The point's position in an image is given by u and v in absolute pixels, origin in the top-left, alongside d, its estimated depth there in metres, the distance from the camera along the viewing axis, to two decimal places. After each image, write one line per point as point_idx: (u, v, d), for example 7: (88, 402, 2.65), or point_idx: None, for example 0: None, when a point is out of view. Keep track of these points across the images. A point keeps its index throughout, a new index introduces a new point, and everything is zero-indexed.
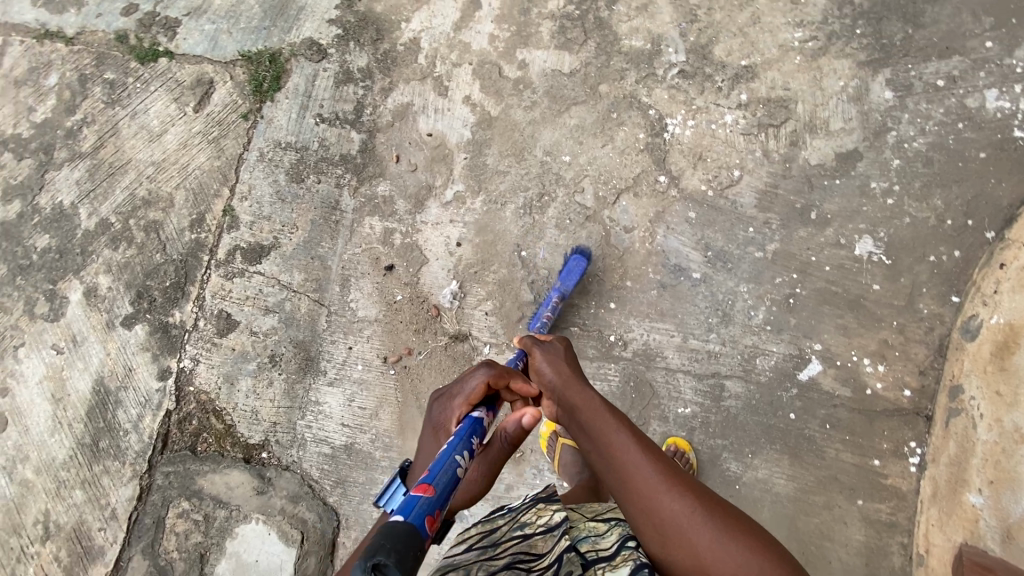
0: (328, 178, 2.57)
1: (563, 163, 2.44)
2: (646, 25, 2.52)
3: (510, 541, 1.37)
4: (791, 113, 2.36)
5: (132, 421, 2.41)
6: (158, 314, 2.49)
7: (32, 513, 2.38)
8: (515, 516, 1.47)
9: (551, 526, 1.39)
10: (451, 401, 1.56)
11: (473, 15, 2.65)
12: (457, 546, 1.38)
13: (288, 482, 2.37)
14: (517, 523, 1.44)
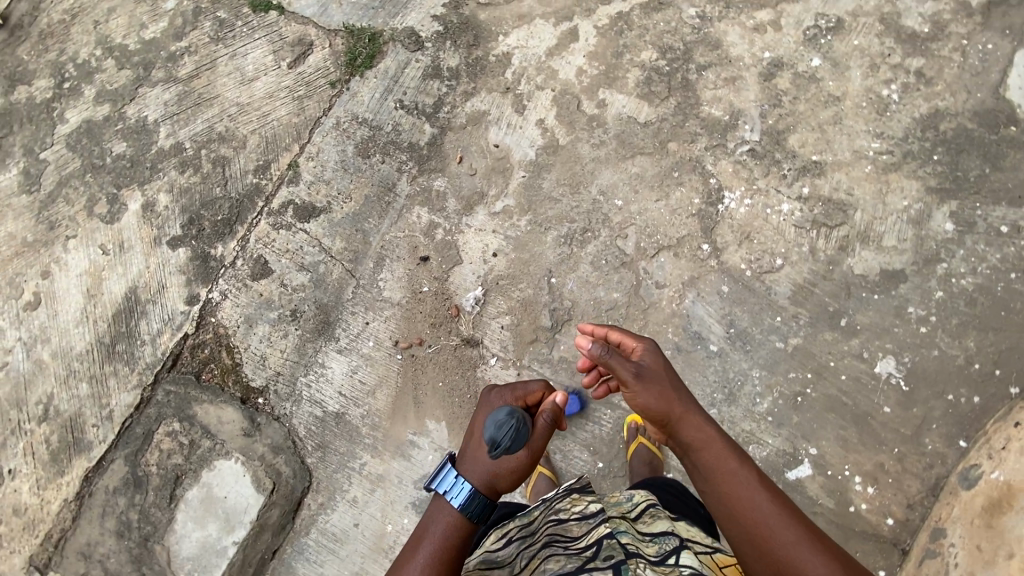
0: (392, 160, 2.68)
1: (614, 206, 2.50)
2: (730, 97, 2.57)
3: (546, 528, 1.39)
4: (847, 218, 2.38)
5: (151, 334, 2.54)
6: (202, 242, 2.61)
7: (39, 392, 2.52)
8: (551, 506, 1.48)
9: (585, 513, 1.36)
10: (510, 391, 1.58)
11: (569, 45, 2.74)
12: (499, 541, 1.48)
13: (274, 432, 2.45)
14: (553, 511, 1.44)
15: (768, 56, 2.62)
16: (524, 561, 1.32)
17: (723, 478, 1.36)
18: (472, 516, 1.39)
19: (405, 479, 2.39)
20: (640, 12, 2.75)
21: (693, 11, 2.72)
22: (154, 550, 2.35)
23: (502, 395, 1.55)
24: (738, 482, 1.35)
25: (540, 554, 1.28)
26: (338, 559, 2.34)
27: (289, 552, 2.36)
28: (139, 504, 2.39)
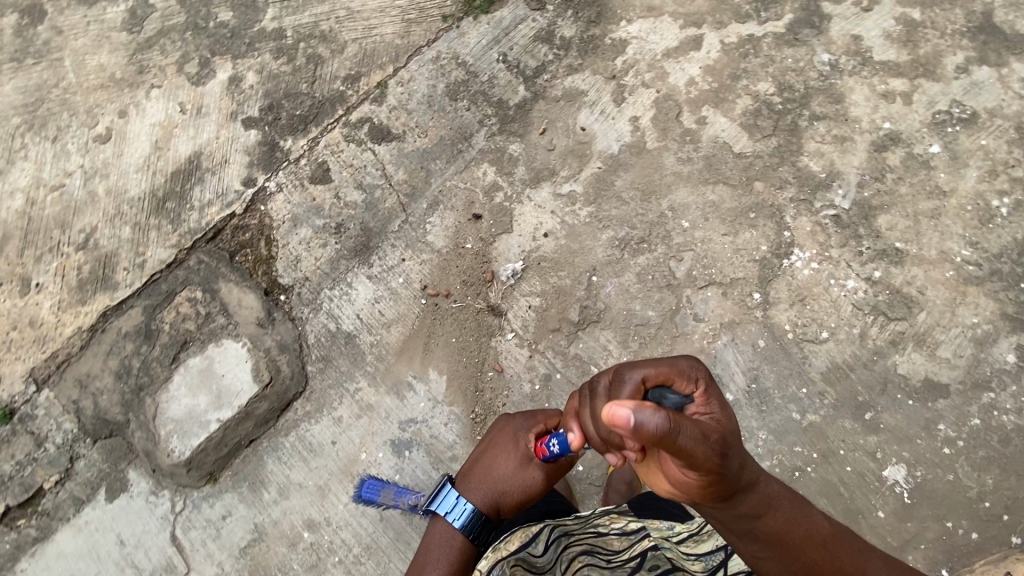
0: (477, 111, 2.64)
1: (679, 226, 2.43)
2: (834, 156, 2.45)
3: (584, 535, 1.43)
4: (910, 315, 2.27)
5: (201, 201, 2.58)
6: (274, 131, 2.63)
7: (85, 221, 2.61)
8: (586, 518, 1.47)
9: (626, 530, 1.44)
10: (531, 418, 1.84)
11: (688, 52, 2.64)
12: (528, 535, 1.36)
13: (285, 332, 2.50)
14: (589, 523, 1.46)
15: (887, 127, 2.48)
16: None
17: (787, 524, 1.27)
18: (472, 532, 1.66)
19: (392, 416, 2.42)
20: (771, 42, 2.63)
21: (826, 58, 2.59)
22: (145, 402, 2.44)
23: (524, 423, 1.82)
24: (797, 518, 1.28)
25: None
26: (306, 468, 2.39)
27: (264, 446, 2.43)
28: (144, 355, 2.47)
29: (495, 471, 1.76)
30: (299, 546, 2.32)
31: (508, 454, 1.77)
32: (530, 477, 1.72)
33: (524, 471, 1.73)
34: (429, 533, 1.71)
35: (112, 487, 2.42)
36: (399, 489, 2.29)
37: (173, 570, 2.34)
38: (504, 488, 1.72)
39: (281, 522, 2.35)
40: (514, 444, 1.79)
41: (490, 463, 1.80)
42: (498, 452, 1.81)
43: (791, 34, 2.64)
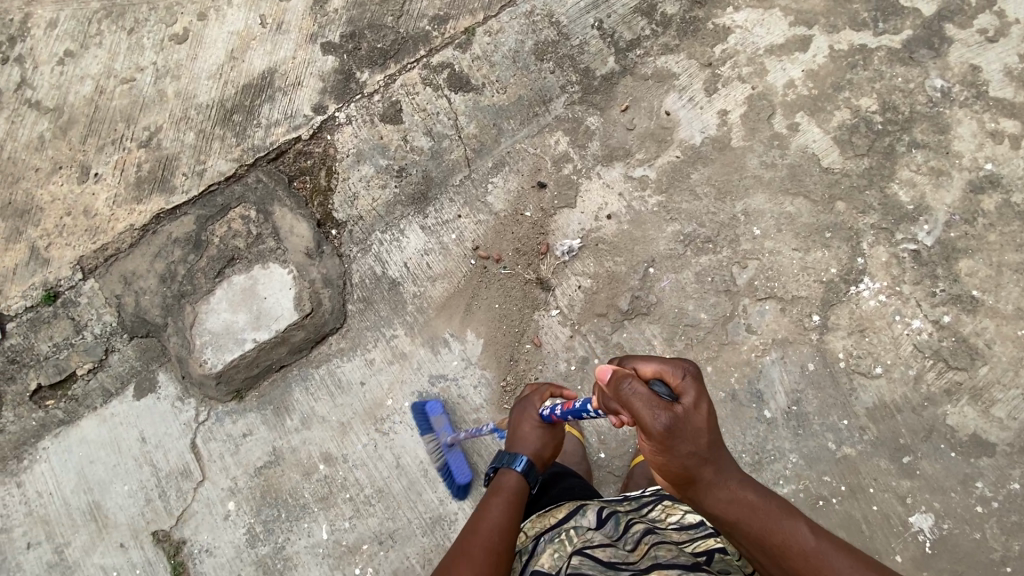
0: (561, 76, 2.54)
1: (748, 232, 2.34)
2: (926, 188, 2.32)
3: (641, 521, 1.54)
4: (971, 367, 2.18)
5: (268, 120, 2.53)
6: (352, 61, 2.56)
7: (150, 119, 2.58)
8: (642, 508, 1.63)
9: (683, 524, 1.55)
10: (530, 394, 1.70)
11: (794, 51, 2.49)
12: (586, 514, 1.53)
13: (331, 266, 2.48)
14: (645, 512, 1.60)
15: (988, 168, 2.34)
16: (630, 543, 1.43)
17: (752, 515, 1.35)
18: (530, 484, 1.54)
19: (423, 368, 2.41)
20: (884, 57, 2.47)
21: (939, 83, 2.43)
22: (185, 309, 2.45)
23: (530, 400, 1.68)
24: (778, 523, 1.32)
25: (648, 540, 1.43)
26: (331, 403, 2.40)
27: (294, 374, 2.44)
28: (190, 263, 2.47)
29: (522, 442, 1.60)
30: (313, 476, 2.36)
31: (528, 426, 1.63)
32: (557, 439, 1.66)
33: (550, 435, 1.64)
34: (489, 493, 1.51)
35: (141, 386, 2.46)
36: (450, 424, 2.33)
37: (189, 475, 2.39)
38: (540, 455, 1.59)
39: (299, 450, 2.38)
40: (529, 416, 1.65)
41: (511, 439, 1.63)
42: (514, 427, 1.65)
43: (907, 51, 2.47)
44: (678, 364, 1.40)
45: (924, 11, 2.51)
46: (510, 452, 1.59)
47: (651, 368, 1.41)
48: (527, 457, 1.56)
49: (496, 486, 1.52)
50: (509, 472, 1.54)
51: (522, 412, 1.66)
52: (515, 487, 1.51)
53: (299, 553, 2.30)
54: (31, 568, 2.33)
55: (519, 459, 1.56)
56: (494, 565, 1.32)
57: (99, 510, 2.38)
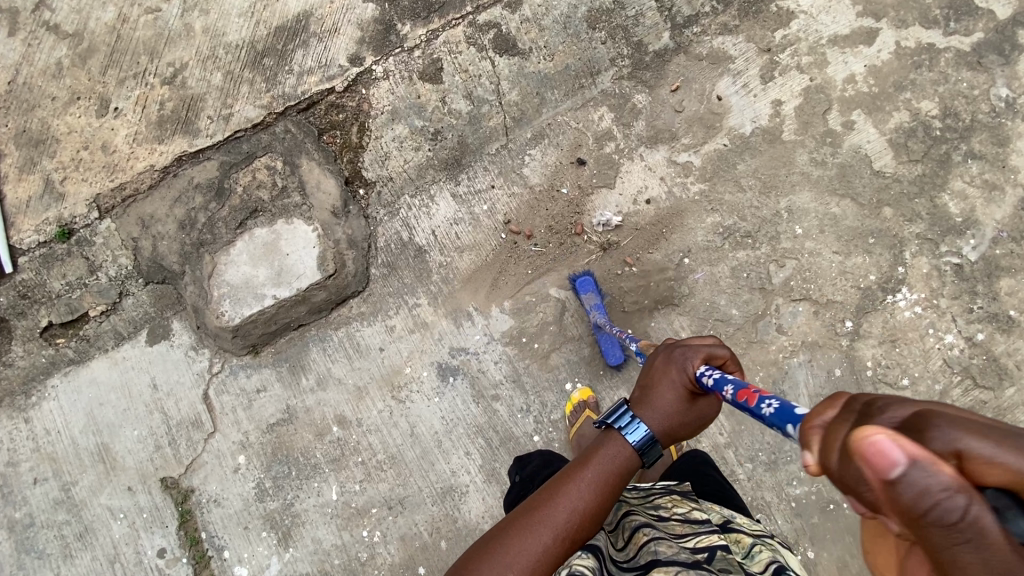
0: (612, 48, 2.41)
1: (790, 230, 2.27)
2: (976, 202, 2.25)
3: (643, 512, 1.50)
4: (998, 387, 2.16)
5: (301, 67, 2.40)
6: (394, 12, 2.41)
7: (175, 55, 2.43)
8: (649, 498, 1.58)
9: (689, 519, 1.45)
10: (685, 354, 1.38)
11: (858, 44, 2.37)
12: None
13: (357, 227, 2.41)
14: (651, 505, 1.54)
15: None
16: (627, 533, 1.42)
17: None
18: (643, 457, 1.37)
19: (444, 340, 2.37)
20: (951, 59, 2.35)
21: (1004, 92, 2.33)
22: (203, 258, 2.37)
23: (687, 359, 1.37)
24: None
25: (645, 531, 1.39)
26: (348, 366, 2.37)
27: (312, 334, 2.40)
28: (211, 211, 2.38)
29: (649, 408, 1.38)
30: (326, 437, 2.34)
31: (669, 392, 1.37)
32: (698, 415, 1.40)
33: (690, 412, 1.39)
34: (579, 463, 1.38)
35: (155, 332, 2.42)
36: (599, 304, 2.25)
37: (200, 427, 2.37)
38: (669, 430, 1.38)
39: (313, 411, 2.35)
40: (677, 379, 1.37)
41: (644, 394, 1.41)
42: (655, 382, 1.41)
43: (975, 55, 2.35)
44: None
45: (999, 14, 2.38)
46: (633, 414, 1.39)
47: (1004, 472, 0.70)
48: (649, 431, 1.36)
49: (598, 448, 1.39)
50: (620, 439, 1.37)
51: (672, 369, 1.38)
52: (613, 466, 1.35)
53: (307, 511, 2.31)
54: (37, 504, 2.33)
55: (639, 428, 1.36)
56: (559, 552, 1.26)
57: (108, 453, 2.36)
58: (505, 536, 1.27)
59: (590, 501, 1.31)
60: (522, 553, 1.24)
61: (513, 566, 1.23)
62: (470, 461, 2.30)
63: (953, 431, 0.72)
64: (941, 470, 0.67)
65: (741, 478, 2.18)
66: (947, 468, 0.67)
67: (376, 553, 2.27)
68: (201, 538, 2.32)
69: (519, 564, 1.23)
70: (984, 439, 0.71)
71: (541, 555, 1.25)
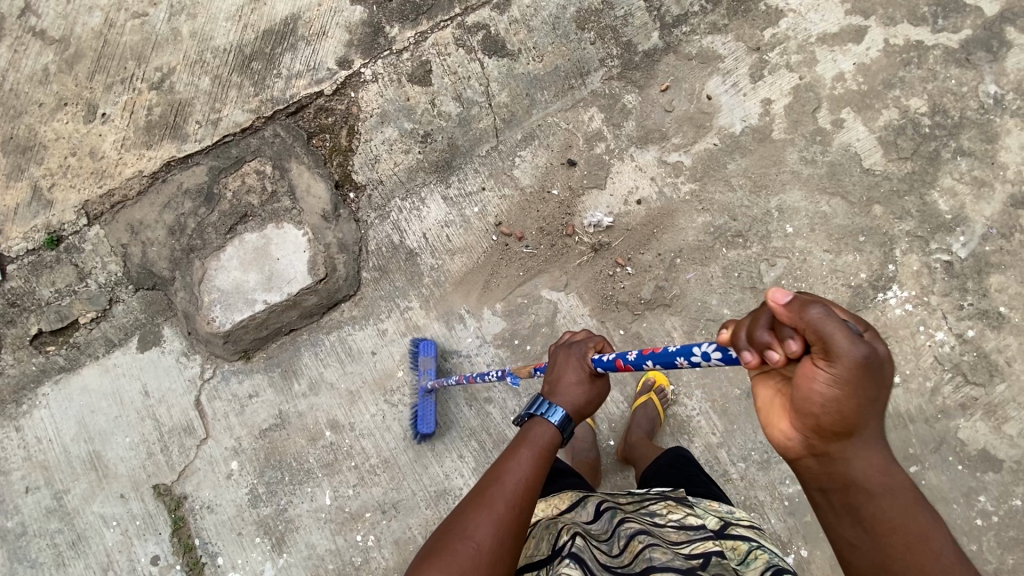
0: (601, 48, 2.41)
1: (781, 229, 2.28)
2: (966, 199, 2.25)
3: (640, 518, 1.48)
4: (989, 384, 2.16)
5: (290, 71, 2.39)
6: (382, 14, 2.40)
7: (163, 60, 2.42)
8: (644, 503, 1.58)
9: (684, 526, 1.47)
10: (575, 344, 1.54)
11: (847, 42, 2.37)
12: (586, 510, 1.53)
13: (347, 231, 2.40)
14: (647, 511, 1.54)
15: None
16: (623, 540, 1.38)
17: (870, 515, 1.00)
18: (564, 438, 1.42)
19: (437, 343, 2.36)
20: (939, 56, 2.35)
21: (992, 89, 2.33)
22: (193, 264, 2.36)
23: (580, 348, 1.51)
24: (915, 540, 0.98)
25: (641, 538, 1.37)
26: (340, 370, 2.36)
27: (304, 339, 2.39)
28: (200, 217, 2.37)
29: (559, 394, 1.45)
30: (318, 442, 2.33)
31: (574, 376, 1.47)
32: (600, 397, 1.50)
33: (592, 392, 1.49)
34: (514, 444, 1.40)
35: (146, 338, 2.41)
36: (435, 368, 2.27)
37: (192, 433, 2.36)
38: (581, 411, 1.45)
39: (305, 415, 2.35)
40: (577, 365, 1.49)
41: (551, 385, 1.49)
42: (557, 372, 1.50)
43: (964, 52, 2.36)
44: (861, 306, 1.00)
45: (987, 11, 2.38)
46: (547, 401, 1.45)
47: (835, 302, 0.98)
48: (566, 411, 1.42)
49: (526, 434, 1.41)
50: (544, 422, 1.41)
51: (569, 357, 1.50)
52: (546, 440, 1.39)
53: (300, 516, 2.30)
54: (28, 513, 2.32)
55: (556, 411, 1.42)
56: (514, 520, 1.23)
57: (100, 460, 2.35)
58: (461, 516, 1.23)
59: (532, 468, 1.33)
60: (481, 525, 1.20)
61: (474, 538, 1.19)
62: (463, 464, 2.30)
63: None
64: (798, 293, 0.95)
65: (733, 478, 2.18)
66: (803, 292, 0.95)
67: (370, 557, 2.26)
68: (194, 545, 2.31)
69: (480, 535, 1.19)
70: None
71: (499, 525, 1.22)
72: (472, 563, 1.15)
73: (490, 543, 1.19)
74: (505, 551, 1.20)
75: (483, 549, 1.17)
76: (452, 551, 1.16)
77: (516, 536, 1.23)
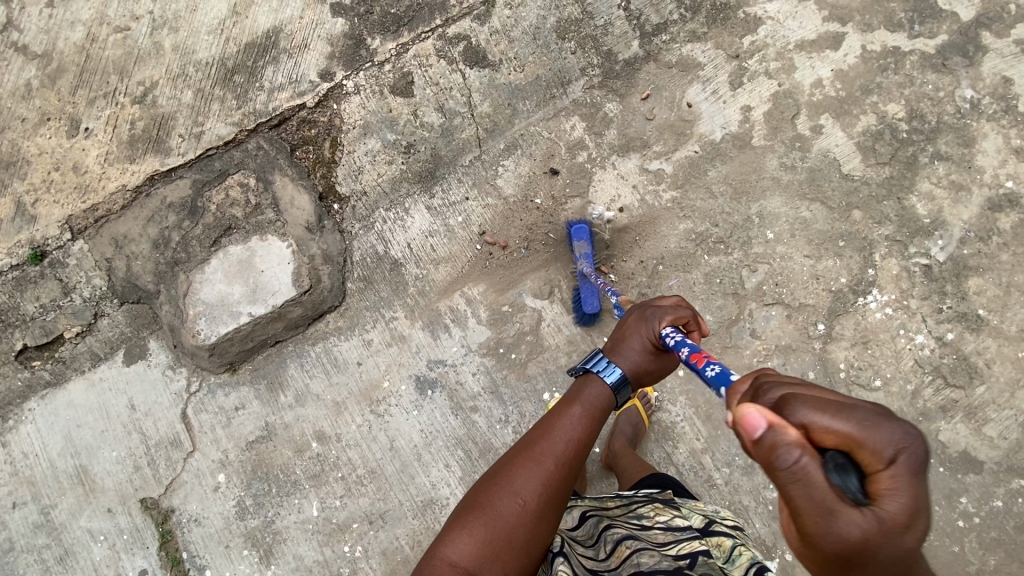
0: (582, 58, 2.43)
1: (762, 235, 2.30)
2: (944, 202, 2.28)
3: (626, 522, 1.51)
4: (968, 386, 2.18)
5: (272, 83, 2.40)
6: (363, 26, 2.41)
7: (145, 73, 2.43)
8: (631, 506, 1.59)
9: (671, 526, 1.48)
10: (654, 312, 1.50)
11: (824, 49, 2.39)
12: (573, 516, 1.59)
13: (332, 242, 2.41)
14: (634, 514, 1.54)
15: (1009, 186, 2.28)
16: (610, 546, 1.44)
17: None
18: (616, 399, 1.46)
19: (422, 352, 2.37)
20: (916, 61, 2.38)
21: (968, 94, 2.35)
22: (178, 277, 2.37)
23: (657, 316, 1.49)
24: None
25: (627, 543, 1.41)
26: (326, 382, 2.37)
27: (289, 350, 2.40)
28: (184, 230, 2.37)
29: (620, 354, 1.48)
30: (305, 454, 2.34)
31: (638, 342, 1.48)
32: (662, 366, 1.51)
33: (655, 361, 1.49)
34: (570, 398, 1.45)
35: (132, 352, 2.41)
36: (590, 254, 2.30)
37: (179, 446, 2.37)
38: (639, 376, 1.47)
39: (292, 427, 2.35)
40: (645, 332, 1.48)
41: (614, 344, 1.52)
42: (624, 334, 1.51)
43: (940, 57, 2.38)
44: (884, 439, 0.88)
45: (963, 16, 2.41)
46: (607, 359, 1.48)
47: (840, 437, 0.90)
48: (622, 372, 1.45)
49: (577, 390, 1.46)
50: (599, 380, 1.44)
51: (641, 323, 1.50)
52: (598, 402, 1.43)
53: (288, 528, 2.31)
54: (16, 528, 2.31)
55: (614, 370, 1.45)
56: (559, 478, 1.34)
57: (87, 475, 2.35)
58: (510, 471, 1.35)
59: (581, 427, 1.40)
60: (526, 483, 1.32)
61: (519, 496, 1.31)
62: (450, 473, 2.30)
63: (806, 409, 0.94)
64: (788, 434, 0.90)
65: (718, 483, 2.20)
66: (792, 433, 0.90)
67: (357, 568, 2.27)
68: (182, 558, 2.31)
69: (525, 494, 1.31)
70: (829, 415, 0.92)
71: (544, 483, 1.33)
72: (516, 518, 1.29)
73: (534, 502, 1.31)
74: (549, 507, 1.32)
75: (527, 507, 1.30)
76: (497, 504, 1.30)
77: (560, 494, 1.34)
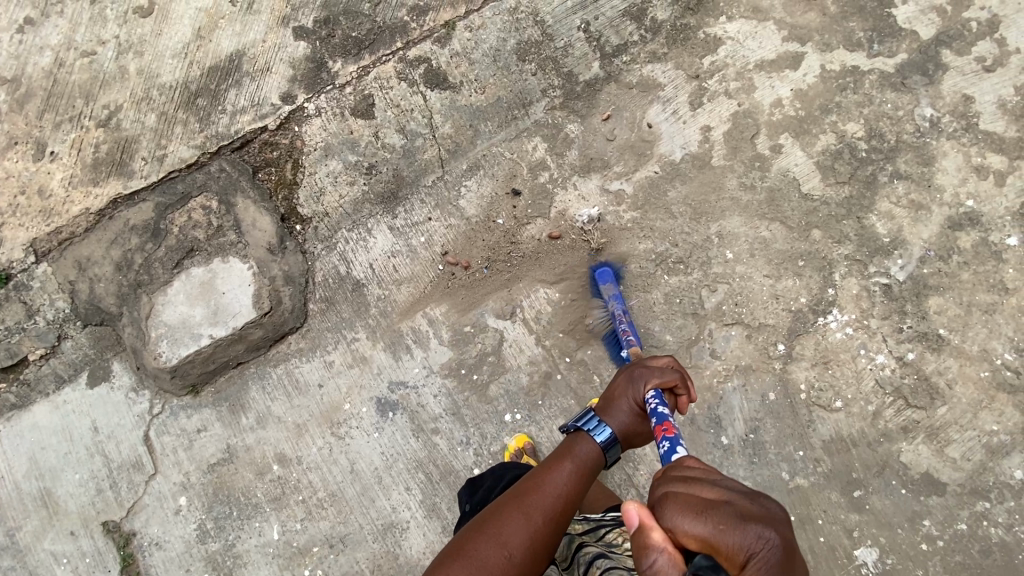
0: (543, 79, 2.44)
1: (721, 255, 2.30)
2: (903, 221, 2.27)
3: (596, 546, 1.45)
4: (930, 407, 2.17)
5: (235, 106, 2.42)
6: (325, 50, 2.43)
7: (110, 97, 2.45)
8: (601, 530, 1.51)
9: None
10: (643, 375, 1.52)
11: (784, 68, 2.40)
12: None
13: (294, 263, 2.41)
14: (604, 538, 1.47)
15: (970, 205, 2.28)
16: (583, 567, 1.42)
17: None
18: (606, 459, 1.41)
19: (383, 374, 2.37)
20: (875, 80, 2.38)
21: (928, 112, 2.35)
22: (140, 299, 2.37)
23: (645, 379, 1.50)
24: None
25: (597, 565, 1.38)
26: (288, 404, 2.36)
27: (251, 372, 2.40)
28: (147, 252, 2.38)
29: (610, 415, 1.46)
30: (266, 476, 2.33)
31: (626, 405, 1.47)
32: (651, 428, 1.50)
33: (645, 423, 1.48)
34: (562, 454, 1.40)
35: (95, 374, 2.41)
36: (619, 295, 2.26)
37: (141, 469, 2.36)
38: (628, 437, 1.45)
39: (253, 449, 2.35)
40: (633, 394, 1.49)
41: (605, 404, 1.50)
42: (614, 395, 1.51)
43: (899, 76, 2.39)
44: (740, 542, 0.95)
45: (922, 34, 2.41)
46: (598, 418, 1.45)
47: (699, 540, 0.98)
48: (613, 432, 1.42)
49: (568, 446, 1.41)
50: (589, 439, 1.40)
51: (628, 387, 1.50)
52: (591, 460, 1.39)
53: (249, 552, 2.29)
54: None
55: (604, 429, 1.42)
56: (548, 532, 1.28)
57: (49, 498, 2.35)
58: (498, 519, 1.28)
59: (574, 484, 1.35)
60: (514, 535, 1.25)
61: (506, 548, 1.23)
62: (411, 496, 2.29)
63: (675, 514, 1.03)
64: (653, 536, 1.04)
65: None
66: (657, 534, 1.04)
67: None
68: None
69: (512, 546, 1.24)
70: (692, 518, 1.00)
71: (533, 536, 1.26)
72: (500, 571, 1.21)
73: (519, 555, 1.24)
74: (534, 562, 1.25)
75: (513, 560, 1.22)
76: (482, 553, 1.23)
77: (547, 549, 1.28)
